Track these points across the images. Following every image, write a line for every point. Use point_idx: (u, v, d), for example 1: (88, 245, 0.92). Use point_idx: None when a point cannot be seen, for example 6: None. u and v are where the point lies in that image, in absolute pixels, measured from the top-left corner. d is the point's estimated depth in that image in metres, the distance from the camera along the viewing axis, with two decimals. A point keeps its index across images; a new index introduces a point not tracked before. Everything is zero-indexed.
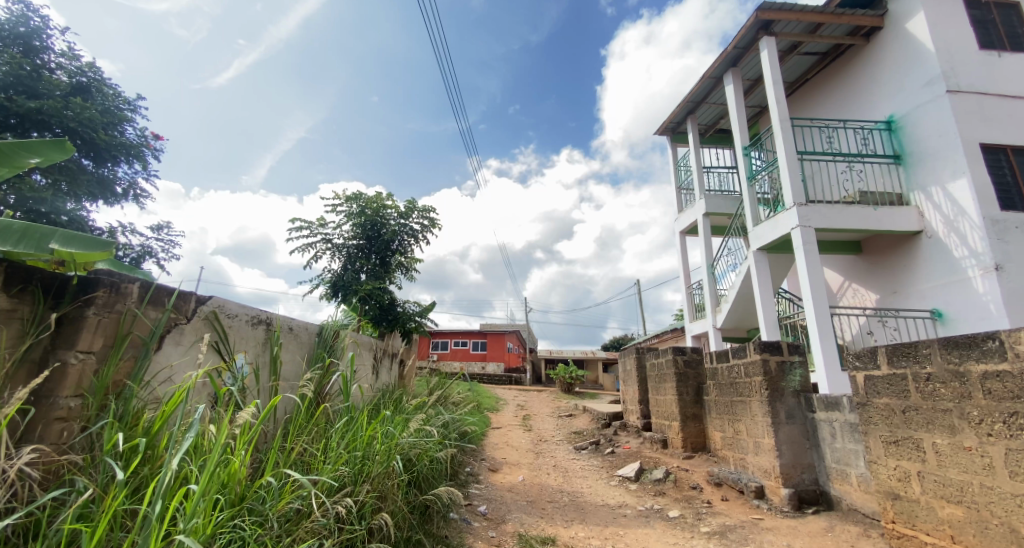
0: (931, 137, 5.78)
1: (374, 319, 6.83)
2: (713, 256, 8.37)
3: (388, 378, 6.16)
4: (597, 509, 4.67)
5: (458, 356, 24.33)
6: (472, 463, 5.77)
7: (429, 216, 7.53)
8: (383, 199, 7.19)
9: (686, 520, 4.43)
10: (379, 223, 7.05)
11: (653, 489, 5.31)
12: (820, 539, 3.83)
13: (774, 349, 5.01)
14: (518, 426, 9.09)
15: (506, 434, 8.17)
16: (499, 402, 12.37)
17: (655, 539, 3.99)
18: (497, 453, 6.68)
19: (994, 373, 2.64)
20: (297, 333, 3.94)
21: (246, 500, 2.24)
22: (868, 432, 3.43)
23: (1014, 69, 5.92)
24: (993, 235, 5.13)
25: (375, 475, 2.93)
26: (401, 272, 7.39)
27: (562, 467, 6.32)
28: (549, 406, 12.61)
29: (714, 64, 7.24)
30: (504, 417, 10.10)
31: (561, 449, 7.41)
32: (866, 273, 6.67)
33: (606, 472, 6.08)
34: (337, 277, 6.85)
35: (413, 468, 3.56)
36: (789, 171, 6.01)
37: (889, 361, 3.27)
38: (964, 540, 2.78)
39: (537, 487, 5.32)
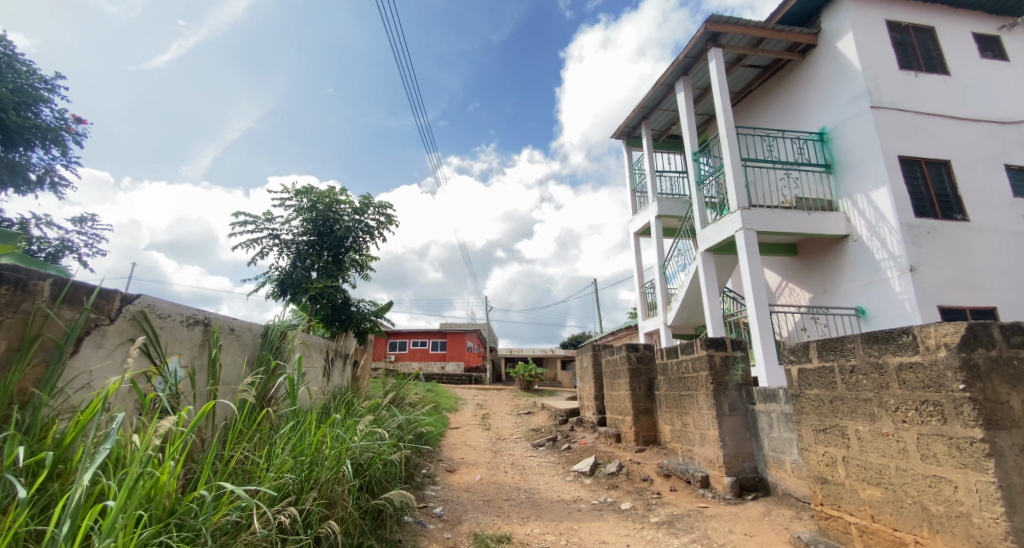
0: (857, 149, 6.25)
1: (326, 319, 6.67)
2: (664, 256, 8.69)
3: (341, 380, 6.07)
4: (552, 505, 4.79)
5: (416, 356, 24.02)
6: (429, 464, 5.76)
7: (385, 212, 7.40)
8: (337, 193, 7.02)
9: (637, 511, 4.62)
10: (332, 218, 6.89)
11: (606, 482, 5.49)
12: (758, 524, 4.10)
13: (719, 344, 5.28)
14: (476, 425, 9.11)
15: (464, 434, 8.18)
16: (459, 402, 12.38)
17: (607, 531, 4.14)
18: (455, 453, 6.70)
19: (909, 364, 2.91)
20: (238, 334, 3.82)
21: (175, 515, 2.16)
22: (801, 421, 3.71)
23: (928, 88, 6.47)
24: (909, 240, 5.61)
25: (323, 481, 2.91)
26: (355, 270, 7.24)
27: (520, 464, 6.41)
28: (508, 404, 12.69)
29: (666, 71, 7.52)
30: (462, 416, 10.11)
31: (518, 446, 7.52)
32: (800, 273, 7.12)
33: (562, 467, 6.23)
34: (286, 275, 6.59)
35: (365, 472, 3.55)
36: (732, 177, 6.34)
37: (819, 354, 3.54)
38: (882, 519, 3.06)
39: (494, 485, 5.38)
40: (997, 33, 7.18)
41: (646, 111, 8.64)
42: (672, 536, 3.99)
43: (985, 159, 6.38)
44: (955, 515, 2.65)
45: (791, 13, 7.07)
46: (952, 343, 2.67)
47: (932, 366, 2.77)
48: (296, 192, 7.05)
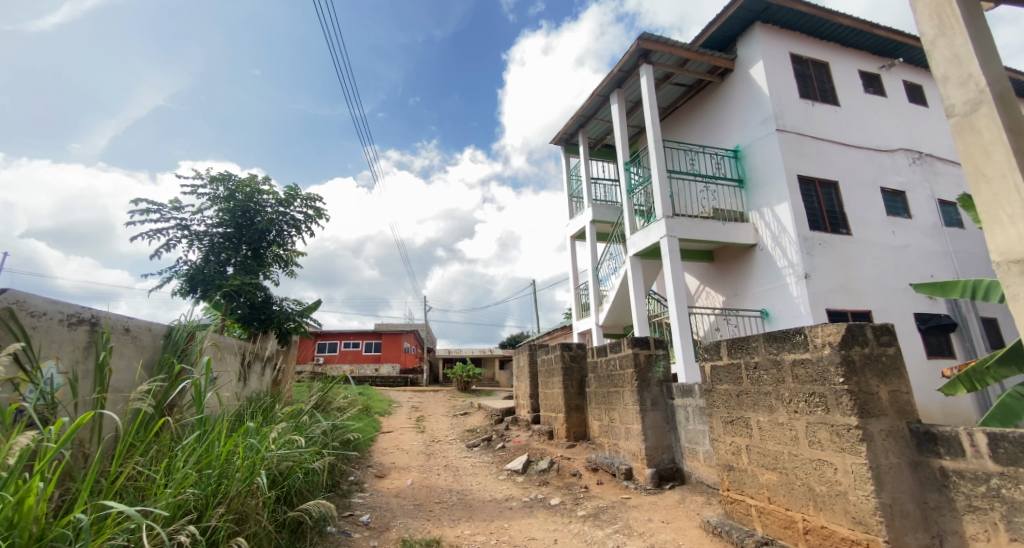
0: (764, 167, 6.88)
1: (243, 319, 6.35)
2: (597, 259, 9.07)
3: (259, 384, 5.77)
4: (484, 505, 4.89)
5: (347, 358, 23.22)
6: (358, 470, 5.65)
7: (313, 205, 7.12)
8: (258, 182, 6.62)
9: (565, 506, 4.82)
10: (253, 209, 6.52)
11: (538, 479, 5.66)
12: (674, 511, 4.42)
13: (643, 343, 5.64)
14: (410, 428, 9.02)
15: (397, 437, 8.08)
16: (393, 404, 12.17)
17: (536, 527, 4.29)
18: (386, 457, 6.60)
19: (801, 361, 3.29)
20: (135, 336, 3.54)
21: (45, 541, 1.96)
22: (713, 414, 4.06)
23: (823, 116, 7.24)
24: (805, 251, 6.26)
25: (232, 495, 2.80)
26: (279, 265, 6.93)
27: (453, 466, 6.46)
28: (444, 406, 12.64)
29: (601, 83, 7.86)
30: (396, 420, 9.96)
31: (452, 448, 7.54)
32: (715, 278, 7.67)
33: (495, 467, 6.34)
34: (196, 270, 6.06)
35: (283, 483, 3.50)
36: (657, 187, 6.75)
37: (729, 352, 3.90)
38: (777, 500, 3.44)
39: (425, 489, 5.37)
40: (878, 71, 8.14)
41: (583, 120, 8.98)
42: (597, 528, 4.22)
43: (867, 183, 7.24)
44: (835, 494, 3.02)
45: (712, 38, 7.62)
46: (833, 342, 3.05)
47: (818, 362, 3.15)
48: (211, 179, 6.55)
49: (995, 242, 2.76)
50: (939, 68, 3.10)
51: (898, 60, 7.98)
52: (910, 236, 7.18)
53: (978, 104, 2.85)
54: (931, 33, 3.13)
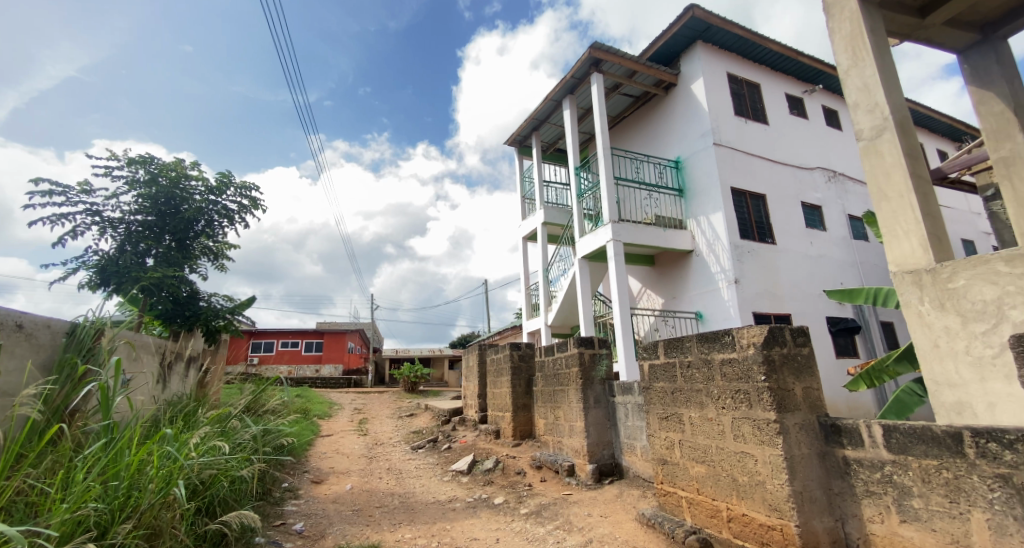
0: (702, 177, 7.29)
1: (164, 315, 5.54)
2: (547, 260, 9.25)
3: (181, 387, 5.42)
4: (427, 507, 4.88)
5: (284, 359, 22.27)
6: (292, 477, 5.45)
7: (248, 195, 6.51)
8: (185, 166, 5.86)
9: (508, 504, 4.91)
10: (179, 196, 5.73)
11: (482, 479, 5.73)
12: (612, 505, 4.62)
13: (588, 343, 5.83)
14: (352, 431, 8.81)
15: (337, 441, 7.86)
16: (334, 407, 11.84)
17: (479, 527, 4.35)
18: (324, 462, 6.41)
19: (729, 360, 3.53)
20: (29, 333, 3.17)
21: None
22: (650, 410, 4.28)
23: (755, 133, 7.76)
24: (736, 258, 6.69)
25: (144, 508, 2.58)
26: (207, 258, 6.14)
27: (396, 468, 6.39)
28: (389, 407, 12.43)
29: (554, 89, 8.02)
30: (337, 423, 9.68)
31: (396, 451, 7.44)
32: (655, 281, 8.02)
33: (440, 468, 6.35)
34: (108, 261, 5.14)
35: (203, 494, 3.34)
36: (605, 193, 6.99)
37: (665, 351, 4.13)
38: (704, 490, 3.68)
39: (365, 493, 5.27)
40: (802, 95, 8.81)
41: (536, 123, 9.13)
42: (539, 525, 4.33)
43: (791, 198, 7.82)
44: (755, 483, 3.26)
45: (658, 52, 7.96)
46: (757, 342, 3.30)
47: (744, 362, 3.40)
48: (128, 160, 5.68)
49: (892, 254, 3.10)
50: (851, 95, 3.43)
51: (819, 86, 8.67)
52: (825, 247, 7.83)
53: (883, 130, 3.18)
54: (845, 63, 3.46)
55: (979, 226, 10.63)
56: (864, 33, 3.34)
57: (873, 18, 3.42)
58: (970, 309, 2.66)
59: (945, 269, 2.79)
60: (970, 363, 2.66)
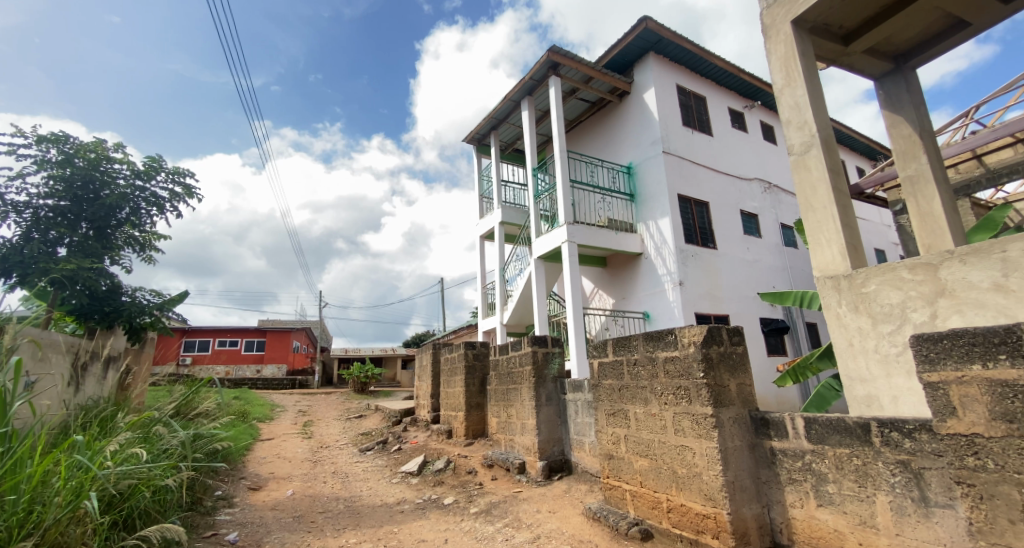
0: (651, 183, 7.60)
1: (79, 309, 4.95)
2: (504, 260, 9.33)
3: (96, 389, 5.06)
4: (374, 510, 4.83)
5: (220, 359, 20.75)
6: (226, 484, 5.18)
7: (182, 182, 6.03)
8: (107, 147, 5.34)
9: (458, 504, 4.94)
10: (99, 180, 5.22)
11: (432, 480, 5.72)
12: (561, 500, 4.76)
13: (541, 341, 5.95)
14: (295, 435, 8.51)
15: (278, 444, 7.57)
16: (277, 409, 11.40)
17: (427, 529, 4.35)
18: (264, 467, 6.16)
19: (671, 357, 3.72)
20: None
21: None
22: (599, 407, 4.43)
23: (701, 143, 8.16)
24: (681, 261, 7.03)
25: (47, 524, 2.44)
26: (133, 250, 5.65)
27: (342, 472, 6.25)
28: (335, 409, 12.07)
29: (513, 89, 8.12)
30: (279, 425, 9.32)
31: (343, 453, 7.27)
32: (606, 282, 8.26)
33: (389, 470, 6.28)
34: (11, 250, 4.61)
35: (118, 507, 3.07)
36: (561, 195, 7.14)
37: (614, 349, 4.30)
38: (646, 483, 3.86)
39: (308, 499, 5.12)
40: (743, 110, 9.34)
41: (495, 122, 9.19)
42: (488, 524, 4.38)
43: (732, 206, 8.29)
44: (692, 475, 3.45)
45: (613, 60, 8.20)
46: (697, 341, 3.51)
47: (685, 359, 3.59)
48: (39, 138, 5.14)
49: (815, 260, 3.37)
50: (784, 112, 3.69)
51: (758, 102, 9.22)
52: (761, 253, 8.34)
53: (810, 146, 3.45)
54: (780, 82, 3.72)
55: (889, 237, 11.63)
56: (796, 55, 3.61)
57: (804, 42, 3.69)
58: (880, 311, 2.95)
59: (859, 275, 3.07)
60: (878, 360, 2.95)
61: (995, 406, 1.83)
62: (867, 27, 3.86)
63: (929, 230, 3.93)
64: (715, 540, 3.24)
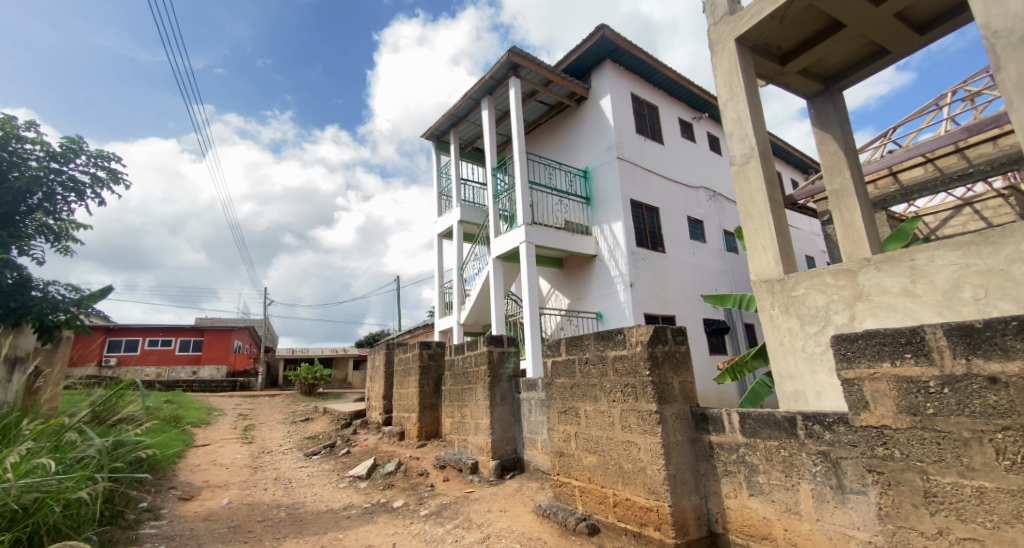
0: (606, 188, 7.82)
1: None
2: (462, 259, 9.32)
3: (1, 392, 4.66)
4: (318, 517, 4.72)
5: (151, 358, 19.51)
6: (153, 496, 4.87)
7: (106, 166, 5.64)
8: (18, 125, 4.92)
9: (408, 507, 4.90)
10: (7, 160, 4.79)
11: (382, 483, 5.64)
12: (511, 498, 4.82)
13: (497, 341, 5.98)
14: (235, 440, 8.12)
15: (215, 450, 7.21)
16: (214, 413, 10.85)
17: (374, 534, 4.30)
18: (197, 475, 5.84)
19: (620, 356, 3.85)
20: None
21: None
22: (551, 405, 4.52)
23: (653, 151, 8.46)
24: (633, 264, 7.27)
25: None
26: (45, 240, 5.20)
27: (285, 478, 6.04)
28: (280, 413, 11.61)
29: (474, 88, 8.14)
30: (216, 430, 8.87)
31: (286, 459, 7.03)
32: (562, 282, 8.41)
33: (336, 474, 6.14)
34: None
35: (20, 525, 2.83)
36: (520, 196, 7.23)
37: (567, 349, 4.40)
38: (594, 478, 3.98)
39: (246, 507, 4.91)
40: (692, 120, 9.75)
41: (455, 119, 9.17)
42: (438, 526, 4.38)
43: (681, 212, 8.64)
44: (638, 470, 3.58)
45: (572, 65, 8.36)
46: (643, 340, 3.65)
47: (632, 358, 3.73)
48: None
49: (752, 265, 3.59)
50: (727, 124, 3.90)
51: (705, 114, 9.66)
52: (706, 258, 8.75)
53: (750, 157, 3.68)
54: (725, 95, 3.93)
55: (819, 245, 12.46)
56: (739, 71, 3.83)
57: (746, 59, 3.92)
58: (807, 313, 3.18)
59: (790, 279, 3.30)
60: (805, 358, 3.18)
61: (901, 400, 1.99)
62: (801, 48, 4.14)
63: (851, 239, 4.26)
64: (657, 531, 3.39)
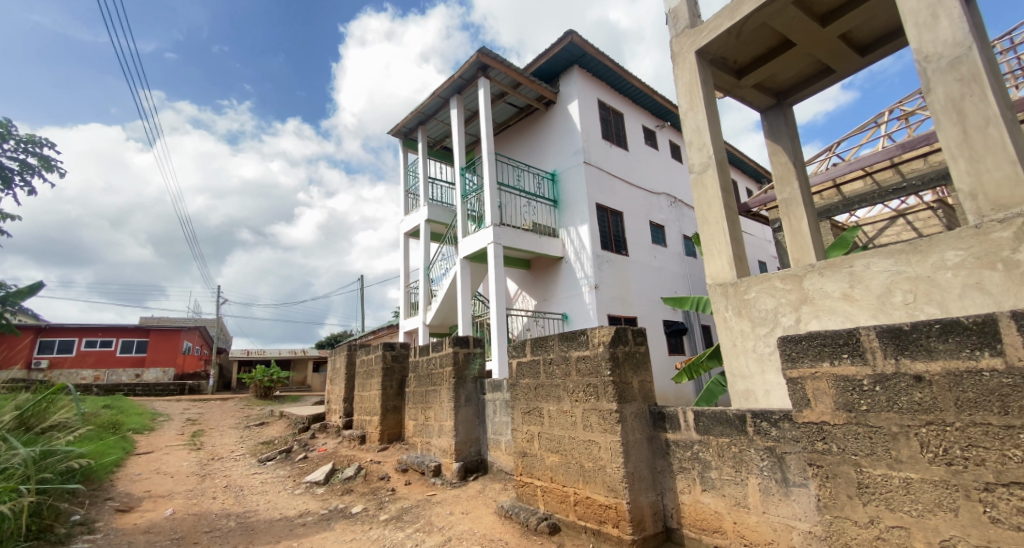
0: (573, 191, 7.94)
1: None
2: (429, 258, 9.27)
3: None
4: (271, 525, 4.60)
5: (88, 361, 18.52)
6: (88, 508, 4.59)
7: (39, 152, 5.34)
8: None
9: (367, 512, 4.84)
10: None
11: (341, 488, 5.55)
12: (474, 500, 4.83)
13: (463, 342, 5.97)
14: (181, 447, 7.78)
15: (160, 458, 6.89)
16: (159, 419, 10.35)
17: (330, 541, 4.22)
18: (138, 485, 5.56)
19: (583, 356, 3.92)
20: None
21: None
22: (515, 406, 4.56)
23: (619, 157, 8.66)
24: (597, 266, 7.42)
25: None
26: None
27: (235, 486, 5.84)
28: (232, 417, 11.21)
29: (442, 86, 8.12)
30: (161, 437, 8.47)
31: (238, 465, 6.80)
32: (528, 283, 8.48)
33: (292, 481, 5.99)
34: None
35: None
36: (488, 197, 7.26)
37: (532, 349, 4.45)
38: (556, 477, 4.04)
39: (191, 518, 4.72)
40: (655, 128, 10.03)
41: (423, 117, 9.11)
42: (397, 530, 4.34)
43: (644, 217, 8.87)
44: (598, 468, 3.66)
45: (541, 69, 8.45)
46: (605, 341, 3.73)
47: (594, 358, 3.81)
48: None
49: (708, 269, 3.73)
50: (687, 134, 4.05)
51: (667, 123, 9.96)
52: (667, 261, 9.01)
53: (708, 166, 3.82)
54: (685, 105, 4.08)
55: (771, 252, 13.04)
56: (699, 83, 3.99)
57: (706, 71, 4.08)
58: (758, 315, 3.34)
59: (743, 283, 3.45)
60: (755, 358, 3.33)
61: (839, 397, 2.12)
62: (756, 64, 4.34)
63: (798, 247, 4.49)
64: (615, 528, 3.47)
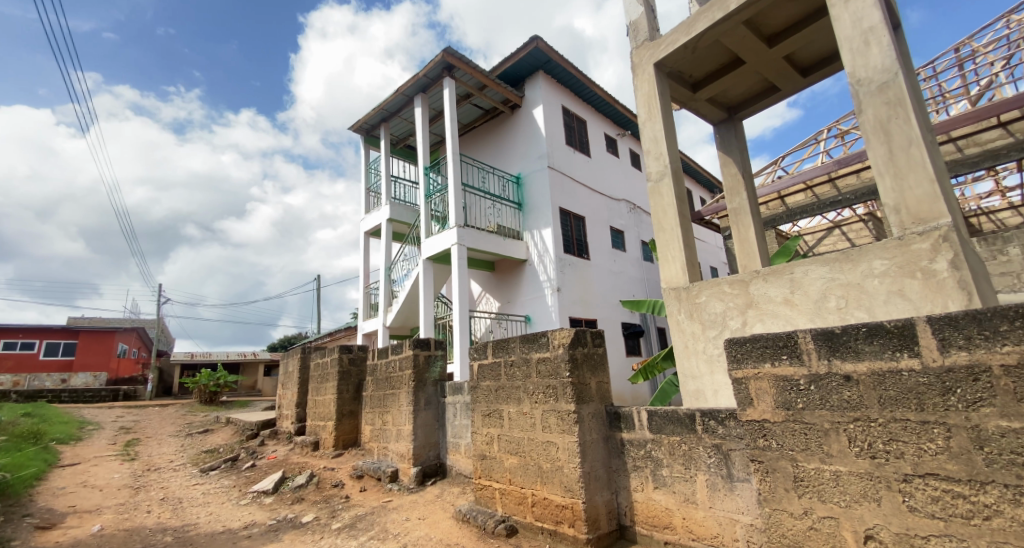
0: (537, 195, 8.05)
1: None
2: (392, 259, 9.16)
3: None
4: (212, 538, 4.43)
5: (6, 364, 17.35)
6: (6, 526, 4.28)
7: None
8: None
9: (319, 521, 4.74)
10: None
11: (291, 497, 5.40)
12: (432, 505, 4.81)
13: (423, 344, 5.92)
14: (114, 458, 7.35)
15: (88, 471, 6.48)
16: (88, 427, 9.71)
17: None
18: (61, 500, 5.22)
19: (543, 358, 3.98)
20: None
21: None
22: (475, 408, 4.57)
23: (581, 162, 8.84)
24: (560, 269, 7.53)
25: None
26: None
27: (173, 498, 5.58)
28: (173, 425, 10.68)
29: (407, 85, 8.06)
30: (89, 447, 7.96)
31: (178, 476, 6.49)
32: (491, 285, 8.52)
33: (237, 491, 5.78)
34: None
35: None
36: (452, 198, 7.25)
37: (493, 352, 4.48)
38: (513, 479, 4.09)
39: (121, 534, 4.48)
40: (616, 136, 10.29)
41: (386, 114, 9.01)
42: (350, 539, 4.27)
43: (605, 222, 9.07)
44: (555, 469, 3.72)
45: (506, 73, 8.52)
46: (564, 343, 3.81)
47: (554, 360, 3.87)
48: None
49: (663, 274, 3.87)
50: (645, 142, 4.19)
51: (628, 131, 10.24)
52: (626, 266, 9.25)
53: (664, 174, 3.97)
54: (643, 114, 4.22)
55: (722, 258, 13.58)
56: (656, 94, 4.14)
57: (663, 83, 4.24)
58: (708, 319, 3.49)
59: (694, 288, 3.60)
60: (705, 359, 3.48)
61: (778, 396, 2.25)
62: (710, 78, 4.54)
63: (745, 254, 4.71)
64: (571, 528, 3.54)
